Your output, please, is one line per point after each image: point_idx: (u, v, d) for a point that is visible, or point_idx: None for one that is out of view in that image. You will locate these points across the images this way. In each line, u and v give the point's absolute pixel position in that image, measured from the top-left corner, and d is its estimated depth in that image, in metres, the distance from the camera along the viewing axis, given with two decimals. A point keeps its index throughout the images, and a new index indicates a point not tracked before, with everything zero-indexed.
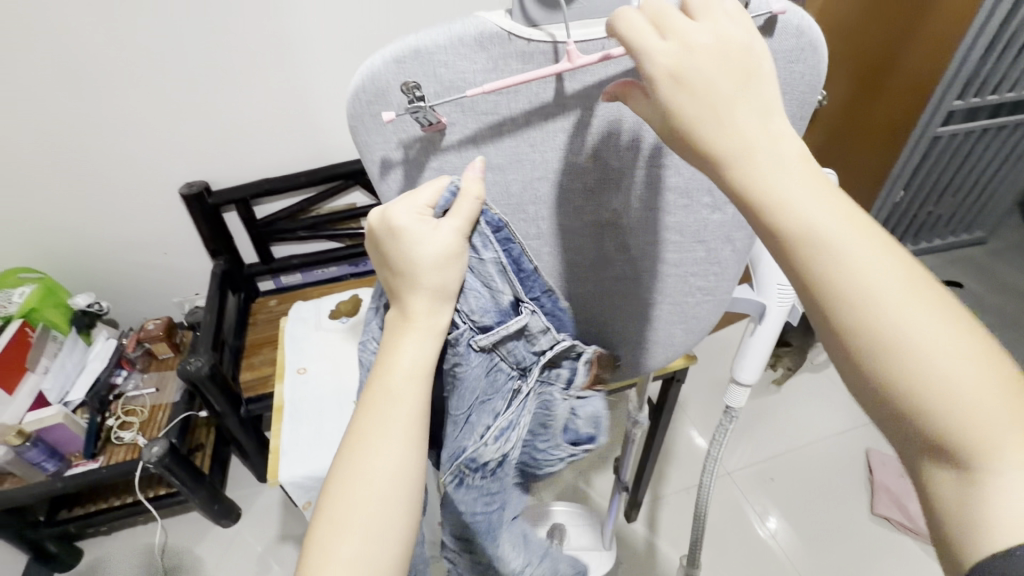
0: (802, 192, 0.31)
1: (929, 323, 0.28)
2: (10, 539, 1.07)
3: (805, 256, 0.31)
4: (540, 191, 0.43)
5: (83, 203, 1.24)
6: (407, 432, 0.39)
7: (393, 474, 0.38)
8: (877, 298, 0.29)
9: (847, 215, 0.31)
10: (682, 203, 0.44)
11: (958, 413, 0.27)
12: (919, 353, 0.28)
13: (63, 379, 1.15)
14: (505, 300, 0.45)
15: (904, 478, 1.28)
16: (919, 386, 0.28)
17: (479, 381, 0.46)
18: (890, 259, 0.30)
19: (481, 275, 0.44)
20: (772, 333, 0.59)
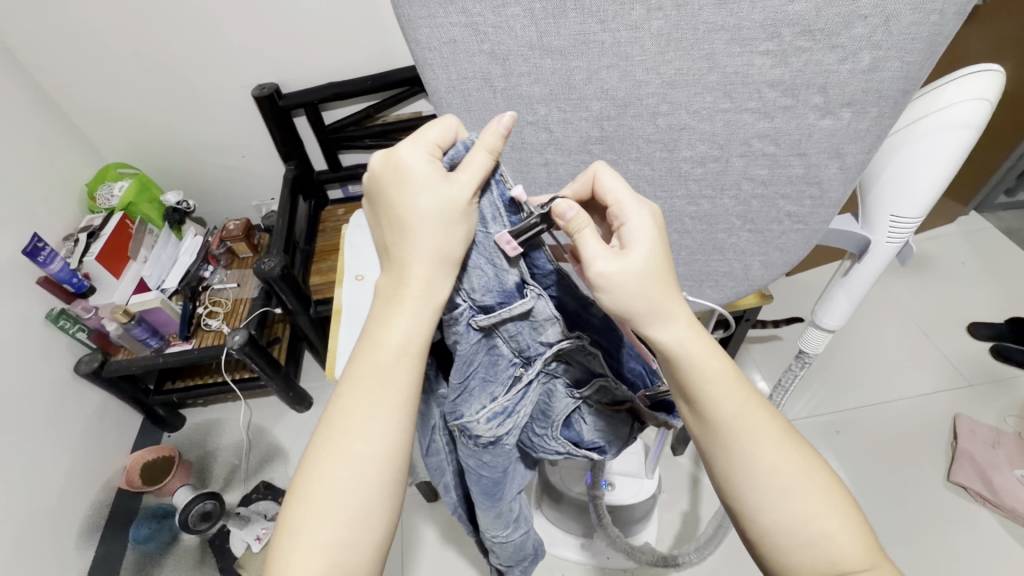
0: (694, 345, 0.42)
1: (765, 440, 0.42)
2: (127, 401, 1.25)
3: (692, 388, 0.42)
4: (608, 84, 0.38)
5: (169, 102, 1.28)
6: (394, 408, 0.42)
7: (377, 456, 0.41)
8: (730, 428, 0.42)
9: (724, 369, 0.43)
10: (783, 104, 0.36)
11: (769, 492, 0.42)
12: (766, 476, 0.42)
13: (160, 269, 1.27)
14: (506, 285, 0.42)
15: (994, 449, 1.15)
16: (765, 515, 0.42)
17: (480, 360, 0.46)
18: (739, 400, 0.42)
19: (485, 252, 0.42)
20: (873, 275, 0.47)
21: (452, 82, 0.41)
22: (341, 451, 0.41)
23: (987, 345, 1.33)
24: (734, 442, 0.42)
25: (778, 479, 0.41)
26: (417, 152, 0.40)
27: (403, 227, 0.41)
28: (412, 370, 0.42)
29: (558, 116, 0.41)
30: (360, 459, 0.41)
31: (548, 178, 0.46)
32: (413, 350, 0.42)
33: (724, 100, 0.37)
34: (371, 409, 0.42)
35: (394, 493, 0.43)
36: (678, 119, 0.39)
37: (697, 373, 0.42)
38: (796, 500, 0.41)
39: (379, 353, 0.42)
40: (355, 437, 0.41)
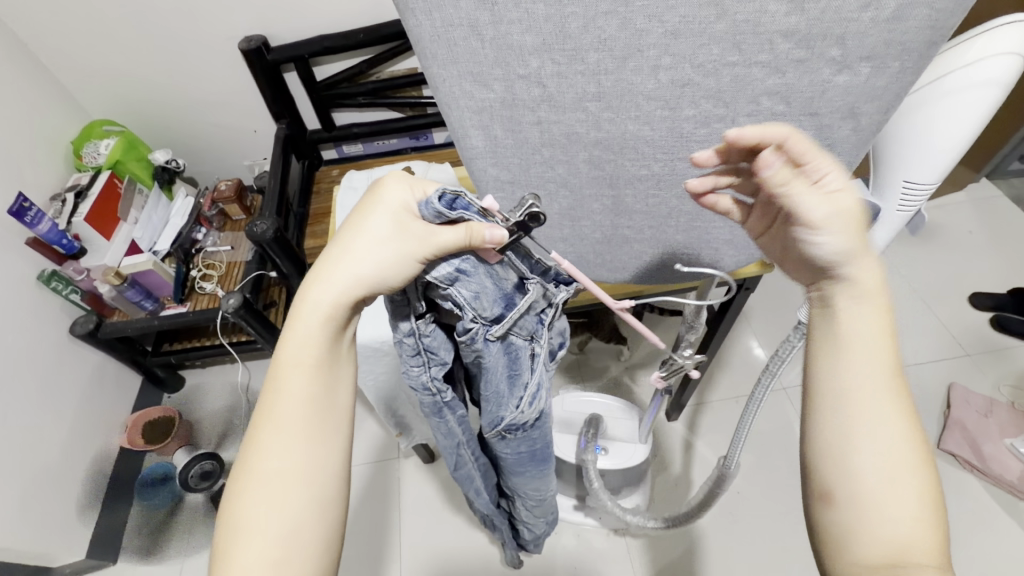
0: (869, 310, 0.38)
1: (886, 424, 0.38)
2: (125, 362, 1.26)
3: (843, 352, 0.39)
4: (607, 32, 0.31)
5: (151, 56, 1.22)
6: (305, 427, 0.43)
7: (298, 473, 0.42)
8: (859, 401, 0.38)
9: (887, 344, 0.38)
10: (796, 57, 0.30)
11: (874, 477, 0.37)
12: (878, 456, 0.37)
13: (151, 231, 1.25)
14: (508, 286, 0.44)
15: (985, 417, 1.17)
16: (866, 491, 0.37)
17: (499, 364, 0.47)
18: (881, 373, 0.38)
19: (484, 268, 0.42)
20: (884, 237, 0.47)
21: (436, 30, 0.33)
22: (258, 472, 0.42)
23: (987, 315, 1.33)
24: (856, 409, 0.38)
25: (878, 461, 0.37)
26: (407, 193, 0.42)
27: (328, 266, 0.42)
28: (317, 382, 0.44)
29: (552, 69, 0.33)
30: (283, 479, 0.42)
31: (540, 138, 0.38)
32: (309, 361, 0.43)
33: (732, 53, 0.31)
34: (281, 426, 0.42)
35: (326, 513, 0.43)
36: (681, 75, 0.32)
37: (860, 329, 0.38)
38: (890, 484, 0.37)
39: (334, 384, 0.45)
40: (270, 456, 0.42)
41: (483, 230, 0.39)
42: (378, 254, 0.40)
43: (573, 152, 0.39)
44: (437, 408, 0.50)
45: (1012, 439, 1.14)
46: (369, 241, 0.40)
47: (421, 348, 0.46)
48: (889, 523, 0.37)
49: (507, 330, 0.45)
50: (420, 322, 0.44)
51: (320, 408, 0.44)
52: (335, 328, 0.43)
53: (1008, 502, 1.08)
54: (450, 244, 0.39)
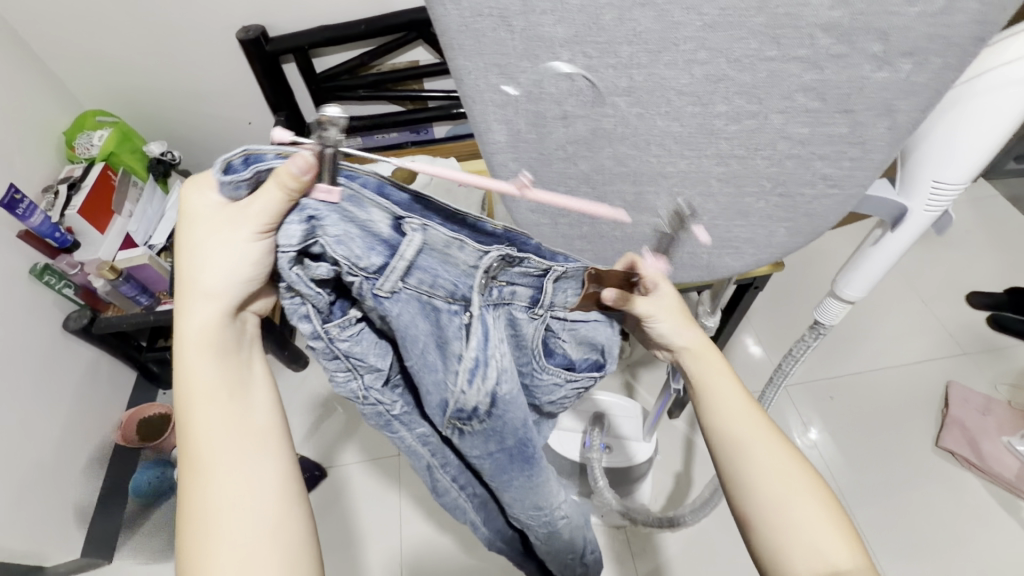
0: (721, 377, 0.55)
1: (767, 449, 0.51)
2: (120, 358, 1.24)
3: (716, 408, 0.54)
4: (642, 25, 0.30)
5: (146, 45, 1.20)
6: (239, 436, 0.45)
7: (230, 496, 0.43)
8: (741, 438, 0.52)
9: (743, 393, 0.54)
10: (837, 51, 0.29)
11: (776, 489, 0.48)
12: (774, 475, 0.49)
13: (146, 224, 1.23)
14: (382, 230, 0.41)
15: (983, 415, 1.18)
16: (774, 505, 0.48)
17: (417, 326, 0.45)
18: (749, 411, 0.53)
19: (353, 219, 0.40)
20: (904, 244, 0.44)
21: (464, 19, 0.32)
22: (203, 510, 0.42)
23: (984, 314, 1.34)
24: (738, 431, 0.52)
25: (771, 471, 0.49)
26: (210, 194, 0.43)
27: (194, 297, 0.44)
28: (226, 407, 0.45)
29: (583, 62, 0.32)
30: (224, 505, 0.42)
31: (566, 134, 0.37)
32: (213, 387, 0.45)
33: (771, 47, 0.30)
34: (200, 460, 0.43)
35: (279, 512, 0.44)
36: (716, 70, 0.31)
37: (720, 387, 0.55)
38: (788, 487, 0.48)
39: (246, 395, 0.47)
40: (204, 489, 0.43)
41: (286, 167, 0.37)
42: (237, 271, 0.43)
43: (598, 148, 0.38)
44: (382, 419, 0.53)
45: (1009, 437, 1.15)
46: (216, 262, 0.42)
47: (338, 345, 0.46)
48: (796, 524, 0.47)
49: (397, 276, 0.43)
50: (324, 318, 0.44)
51: (234, 426, 0.45)
52: (220, 350, 0.46)
53: (1004, 499, 1.09)
54: (276, 206, 0.39)
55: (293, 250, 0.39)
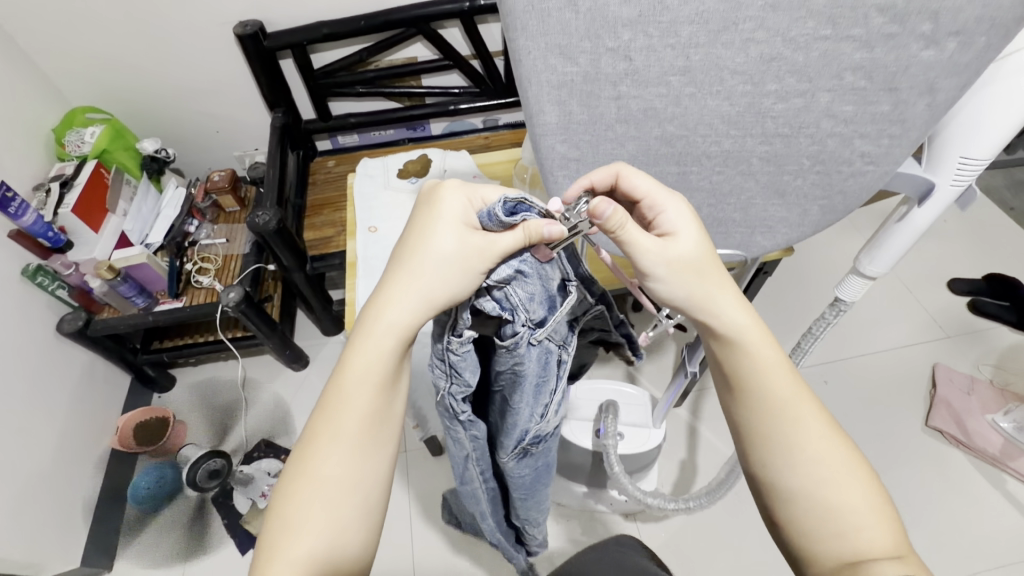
0: None
1: None
2: (115, 361, 1.20)
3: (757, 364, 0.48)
4: (706, 6, 0.31)
5: (138, 41, 1.17)
6: (354, 435, 0.41)
7: (343, 477, 0.40)
8: None
9: None
10: (888, 32, 0.31)
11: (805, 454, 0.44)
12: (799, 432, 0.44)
13: (141, 223, 1.20)
14: (552, 289, 0.45)
15: (968, 395, 1.23)
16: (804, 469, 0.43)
17: (534, 371, 0.47)
18: None
19: (542, 275, 0.43)
20: (930, 219, 0.45)
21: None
22: (316, 477, 0.40)
23: (965, 300, 1.40)
24: (775, 429, 0.41)
25: (821, 472, 0.40)
26: (464, 206, 0.43)
27: (405, 272, 0.42)
28: (377, 401, 0.41)
29: (643, 41, 0.34)
30: (334, 484, 0.40)
31: (617, 114, 0.39)
32: (372, 383, 0.41)
33: (827, 27, 0.31)
34: (338, 432, 0.40)
35: (370, 516, 0.41)
36: (772, 49, 0.33)
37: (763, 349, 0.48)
38: (829, 493, 0.39)
39: (346, 383, 0.41)
40: (326, 461, 0.40)
41: (539, 225, 0.38)
42: (446, 267, 0.40)
43: (646, 129, 0.40)
44: (450, 418, 0.49)
45: (992, 414, 1.21)
46: (422, 261, 0.41)
47: (448, 363, 0.43)
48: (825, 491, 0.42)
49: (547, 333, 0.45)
50: (455, 340, 0.41)
51: (374, 420, 0.41)
52: (404, 343, 0.42)
53: (989, 472, 1.15)
54: (509, 249, 0.39)
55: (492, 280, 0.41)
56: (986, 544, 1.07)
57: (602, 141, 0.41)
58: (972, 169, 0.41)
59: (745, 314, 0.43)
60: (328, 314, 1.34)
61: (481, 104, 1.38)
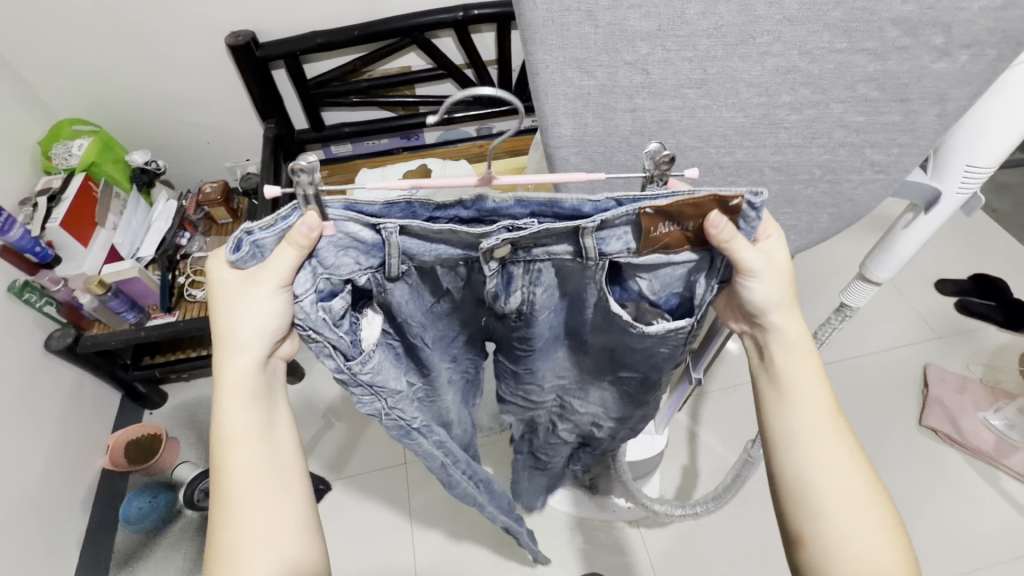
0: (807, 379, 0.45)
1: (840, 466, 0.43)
2: (105, 378, 1.17)
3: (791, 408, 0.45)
4: (724, 19, 0.32)
5: (127, 51, 1.15)
6: (254, 485, 0.43)
7: (256, 536, 0.42)
8: (816, 443, 0.44)
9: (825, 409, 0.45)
10: (901, 44, 0.32)
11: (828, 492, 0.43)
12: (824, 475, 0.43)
13: (131, 237, 1.18)
14: (366, 238, 0.38)
15: (961, 394, 1.25)
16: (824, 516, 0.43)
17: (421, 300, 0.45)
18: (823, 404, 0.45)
19: (337, 242, 0.38)
20: (936, 225, 0.46)
21: (550, 14, 0.33)
22: (233, 548, 0.42)
23: (953, 300, 1.43)
24: (807, 434, 0.44)
25: (845, 481, 0.43)
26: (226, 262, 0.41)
27: (229, 339, 0.43)
28: (263, 455, 0.44)
29: (660, 55, 0.34)
30: (251, 545, 0.42)
31: (631, 126, 0.38)
32: (247, 434, 0.44)
33: (841, 40, 0.32)
34: (235, 501, 0.43)
35: (298, 559, 0.44)
36: (787, 62, 0.33)
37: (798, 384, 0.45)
38: (848, 506, 0.42)
39: (222, 448, 0.43)
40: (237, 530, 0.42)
41: (296, 229, 0.36)
42: (255, 315, 0.41)
43: (661, 141, 0.40)
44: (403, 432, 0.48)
45: (984, 412, 1.23)
46: (229, 320, 0.42)
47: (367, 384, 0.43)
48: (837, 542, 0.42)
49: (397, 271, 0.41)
50: (350, 363, 0.42)
51: (266, 468, 0.44)
52: (251, 397, 0.44)
53: (984, 470, 1.17)
54: (292, 265, 0.37)
55: (310, 293, 0.39)
56: (982, 542, 1.08)
57: (617, 154, 0.40)
58: (977, 177, 0.42)
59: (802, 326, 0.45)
60: None
61: (475, 113, 1.39)
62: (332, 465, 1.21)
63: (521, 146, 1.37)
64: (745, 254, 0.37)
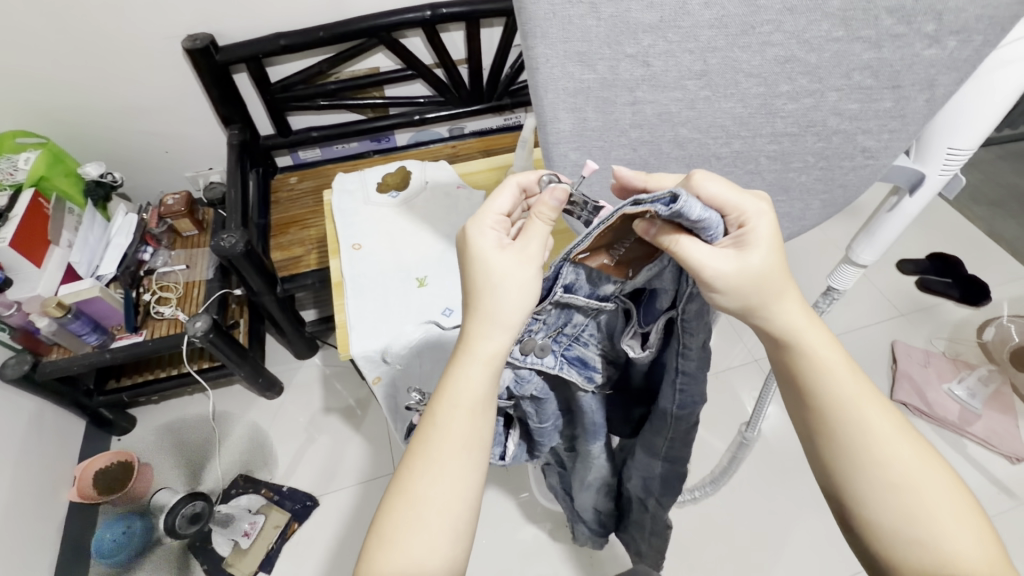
0: (834, 360, 0.42)
1: (892, 446, 0.40)
2: (67, 406, 1.10)
3: (817, 391, 0.42)
4: (727, 9, 0.32)
5: (74, 57, 1.09)
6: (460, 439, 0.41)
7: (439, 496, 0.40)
8: (855, 421, 0.41)
9: (861, 390, 0.42)
10: (895, 32, 0.32)
11: (881, 474, 0.40)
12: (868, 454, 0.40)
13: (89, 254, 1.11)
14: None
15: (926, 368, 1.32)
16: (875, 503, 0.40)
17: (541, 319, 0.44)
18: (855, 384, 0.42)
19: None
20: (919, 207, 0.48)
21: (552, 6, 0.32)
22: (415, 498, 0.40)
23: (913, 278, 1.50)
24: (842, 423, 0.41)
25: (895, 467, 0.40)
26: None
27: None
28: (473, 427, 0.42)
29: (662, 46, 0.34)
30: (433, 505, 0.40)
31: (631, 119, 0.38)
32: (467, 405, 0.42)
33: (839, 29, 0.32)
34: (434, 456, 0.41)
35: (460, 538, 0.40)
36: (786, 51, 0.34)
37: (823, 363, 0.42)
38: (903, 491, 0.39)
39: (436, 406, 0.42)
40: (425, 481, 0.40)
41: None
42: None
43: (660, 133, 0.40)
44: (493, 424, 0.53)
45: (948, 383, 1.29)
46: None
47: None
48: (896, 532, 0.39)
49: None
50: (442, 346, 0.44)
51: (468, 422, 0.42)
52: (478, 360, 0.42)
53: (952, 438, 1.23)
54: None
55: None
56: None
57: (616, 148, 0.40)
58: (957, 160, 0.43)
59: (807, 315, 0.43)
60: (301, 338, 1.28)
61: (446, 113, 1.38)
62: (320, 480, 1.17)
63: (495, 145, 1.36)
64: (696, 251, 0.36)
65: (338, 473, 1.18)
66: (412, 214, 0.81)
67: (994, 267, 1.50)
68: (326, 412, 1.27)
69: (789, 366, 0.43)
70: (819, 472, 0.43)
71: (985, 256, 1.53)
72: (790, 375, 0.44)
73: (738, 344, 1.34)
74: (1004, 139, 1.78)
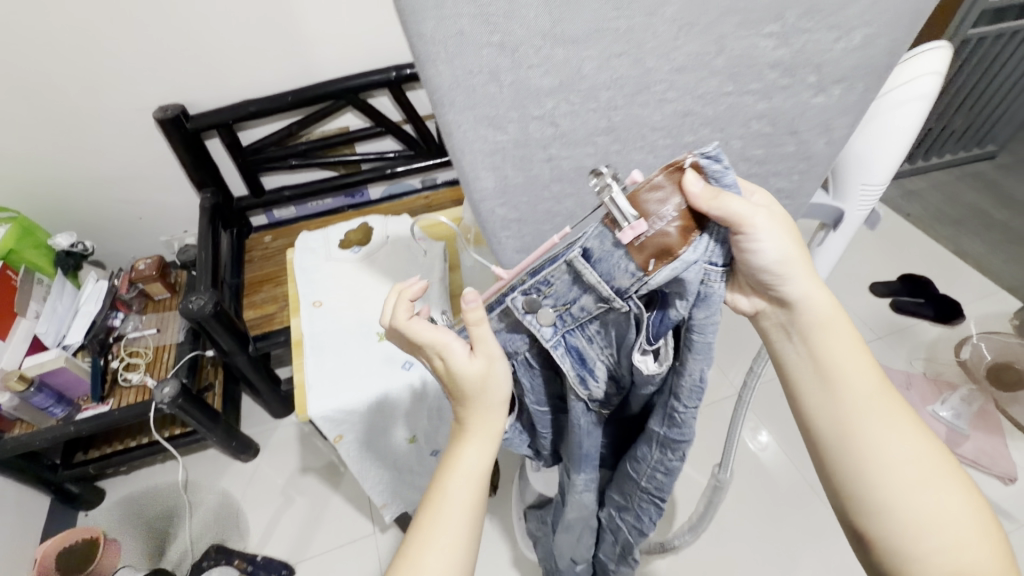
0: (848, 347, 0.41)
1: (904, 442, 0.39)
2: (30, 483, 1.06)
3: (833, 378, 0.41)
4: (621, 73, 0.34)
5: (47, 134, 1.12)
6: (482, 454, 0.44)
7: (463, 502, 0.42)
8: (869, 414, 0.40)
9: (875, 381, 0.41)
10: (781, 84, 0.35)
11: (894, 470, 0.39)
12: (880, 448, 0.39)
13: (57, 324, 1.10)
14: None
15: (908, 390, 1.31)
16: (885, 501, 0.39)
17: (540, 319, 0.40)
18: (871, 373, 0.41)
19: None
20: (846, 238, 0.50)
21: (455, 78, 0.33)
22: (444, 503, 0.42)
23: (886, 301, 1.51)
24: (856, 415, 0.40)
25: (909, 465, 0.39)
26: None
27: None
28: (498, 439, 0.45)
29: (566, 108, 0.35)
30: (457, 511, 0.42)
31: (551, 174, 0.40)
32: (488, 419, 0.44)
33: (727, 84, 0.35)
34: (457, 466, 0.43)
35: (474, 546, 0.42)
36: (684, 106, 0.36)
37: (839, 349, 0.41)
38: (912, 496, 0.38)
39: (468, 419, 0.44)
40: (452, 488, 0.43)
41: None
42: None
43: (581, 185, 0.41)
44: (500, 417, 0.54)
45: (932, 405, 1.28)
46: None
47: None
48: (908, 533, 0.38)
49: None
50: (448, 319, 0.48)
51: (488, 437, 0.44)
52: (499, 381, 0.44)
53: None
54: None
55: None
56: None
57: (541, 202, 0.42)
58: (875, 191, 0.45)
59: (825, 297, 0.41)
60: (276, 396, 1.26)
61: (417, 165, 1.41)
62: (295, 545, 1.12)
63: None
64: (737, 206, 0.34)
65: (314, 538, 1.13)
66: (373, 268, 0.82)
67: (965, 286, 1.52)
68: (303, 472, 1.23)
69: (806, 350, 0.42)
70: (828, 467, 0.42)
71: (955, 276, 1.55)
72: (806, 360, 0.42)
73: (718, 378, 1.34)
74: (964, 160, 1.83)
